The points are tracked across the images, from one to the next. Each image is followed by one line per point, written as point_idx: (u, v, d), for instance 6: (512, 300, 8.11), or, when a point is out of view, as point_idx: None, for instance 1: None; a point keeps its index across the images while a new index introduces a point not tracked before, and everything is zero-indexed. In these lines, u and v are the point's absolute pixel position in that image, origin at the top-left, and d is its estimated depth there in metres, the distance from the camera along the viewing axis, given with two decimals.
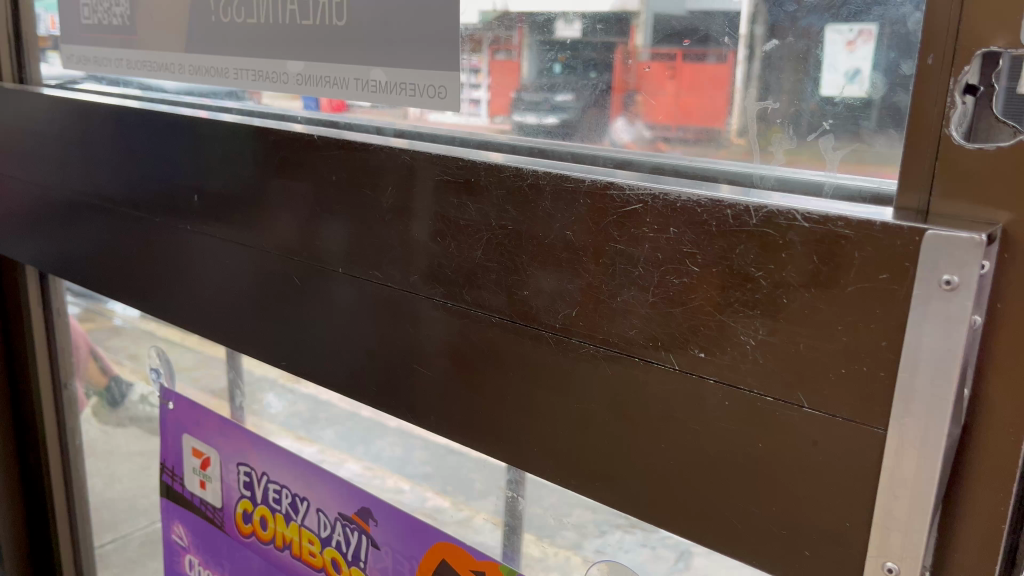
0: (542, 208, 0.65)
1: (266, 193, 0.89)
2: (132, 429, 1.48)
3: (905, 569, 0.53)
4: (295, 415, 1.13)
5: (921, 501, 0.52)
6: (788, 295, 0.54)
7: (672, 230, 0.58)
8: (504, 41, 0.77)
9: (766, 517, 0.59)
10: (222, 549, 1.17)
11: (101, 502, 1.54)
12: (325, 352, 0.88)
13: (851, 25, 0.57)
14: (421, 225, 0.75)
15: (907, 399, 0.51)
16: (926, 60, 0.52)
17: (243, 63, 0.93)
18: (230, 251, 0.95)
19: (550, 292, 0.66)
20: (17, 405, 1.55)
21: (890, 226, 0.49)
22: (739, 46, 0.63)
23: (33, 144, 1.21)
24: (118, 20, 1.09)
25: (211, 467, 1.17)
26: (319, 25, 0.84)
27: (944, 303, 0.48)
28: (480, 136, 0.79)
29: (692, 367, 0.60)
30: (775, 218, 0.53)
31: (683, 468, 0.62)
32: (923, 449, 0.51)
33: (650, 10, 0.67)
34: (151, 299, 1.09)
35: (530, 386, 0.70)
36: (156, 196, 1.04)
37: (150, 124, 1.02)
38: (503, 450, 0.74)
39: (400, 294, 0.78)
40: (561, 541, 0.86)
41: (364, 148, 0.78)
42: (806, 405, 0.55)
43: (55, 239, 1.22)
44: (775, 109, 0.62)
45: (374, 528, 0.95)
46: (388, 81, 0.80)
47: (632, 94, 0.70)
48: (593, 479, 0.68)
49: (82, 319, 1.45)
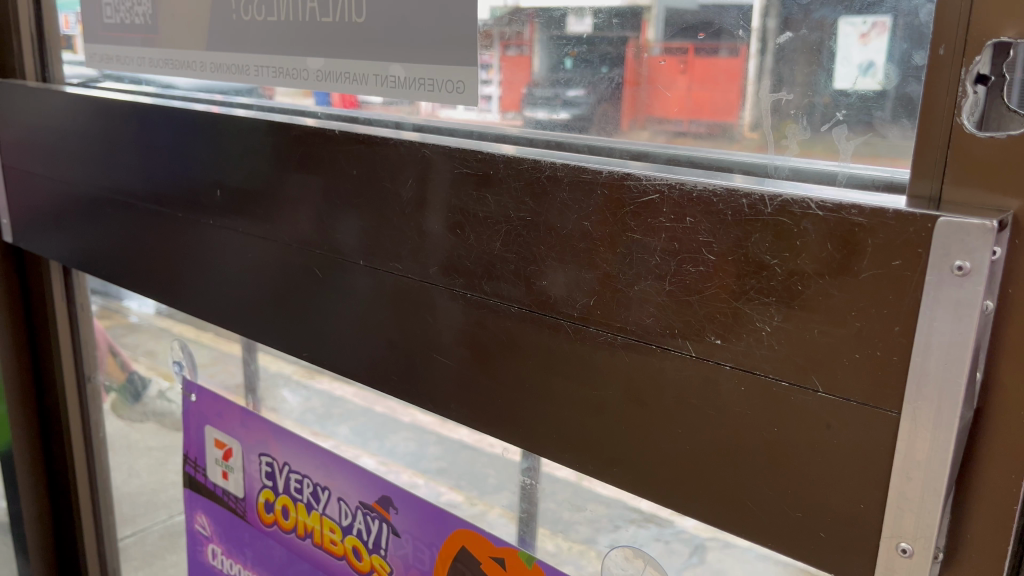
0: (560, 199, 0.67)
1: (287, 188, 0.91)
2: (149, 425, 1.49)
3: (918, 549, 0.55)
4: (309, 411, 1.15)
5: (934, 482, 0.53)
6: (803, 283, 0.55)
7: (688, 219, 0.59)
8: (515, 37, 0.78)
9: (781, 500, 0.60)
10: (244, 538, 1.20)
11: (122, 496, 1.56)
12: (345, 344, 0.90)
13: (863, 17, 0.58)
14: (440, 217, 0.76)
15: (920, 383, 0.52)
16: (937, 51, 0.52)
17: (263, 60, 0.94)
18: (252, 245, 0.97)
19: (567, 282, 0.68)
20: (40, 399, 1.58)
21: (904, 214, 0.50)
22: (752, 40, 0.64)
23: (56, 142, 1.23)
24: (139, 19, 1.11)
25: (233, 458, 1.19)
26: (338, 22, 0.86)
27: (956, 288, 0.49)
28: (494, 132, 0.81)
29: (708, 354, 0.61)
30: (789, 207, 0.54)
31: (698, 453, 0.63)
32: (936, 431, 0.52)
33: (662, 5, 0.68)
34: (174, 294, 1.12)
35: (546, 373, 0.72)
36: (178, 192, 1.06)
37: (172, 121, 1.04)
38: (522, 438, 0.76)
39: (419, 286, 0.80)
40: (574, 535, 0.87)
41: (382, 142, 0.79)
42: (820, 390, 0.56)
43: (78, 234, 1.24)
44: (788, 101, 0.63)
45: (395, 515, 0.97)
46: (406, 77, 0.81)
47: (645, 88, 0.71)
48: (610, 464, 0.69)
49: (101, 316, 1.48)
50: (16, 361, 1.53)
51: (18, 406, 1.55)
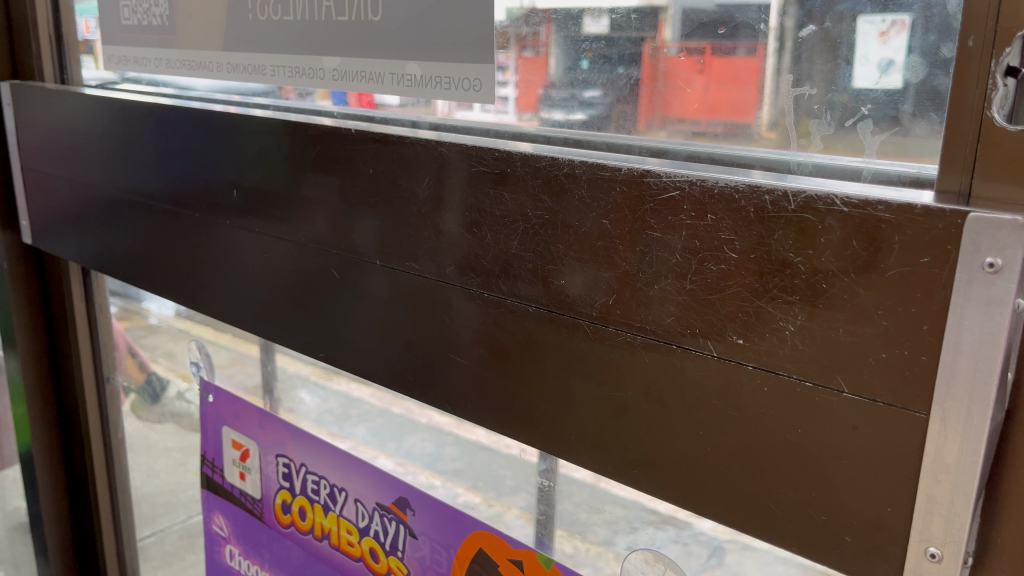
0: (578, 197, 0.66)
1: (304, 187, 0.90)
2: (168, 425, 1.50)
3: (947, 555, 0.53)
4: (327, 412, 1.14)
5: (965, 486, 0.52)
6: (827, 281, 0.54)
7: (709, 217, 0.58)
8: (531, 38, 0.77)
9: (805, 504, 0.59)
10: (262, 539, 1.19)
11: (141, 496, 1.56)
12: (361, 344, 0.89)
13: (884, 15, 0.57)
14: (456, 216, 0.76)
15: (949, 383, 0.51)
16: (967, 43, 0.51)
17: (280, 61, 0.94)
18: (269, 245, 0.97)
19: (585, 281, 0.67)
20: (60, 400, 1.58)
21: (932, 209, 0.49)
22: (770, 38, 0.63)
23: (75, 144, 1.24)
24: (156, 20, 1.11)
25: (250, 459, 1.19)
26: (354, 21, 0.85)
27: (987, 286, 0.48)
28: (511, 131, 0.80)
29: (729, 354, 0.60)
30: (813, 203, 0.53)
31: (720, 455, 0.62)
32: (966, 433, 0.51)
33: (679, 4, 0.68)
34: (191, 295, 1.12)
35: (565, 373, 0.71)
36: (195, 193, 1.06)
37: (189, 122, 1.04)
38: (540, 439, 0.75)
39: (436, 286, 0.79)
40: (591, 536, 0.86)
41: (398, 141, 0.79)
42: (845, 390, 0.55)
43: (97, 236, 1.24)
44: (810, 96, 0.62)
45: (411, 517, 0.96)
46: (423, 75, 0.81)
47: (662, 85, 0.70)
48: (629, 466, 0.68)
49: (122, 317, 1.49)
50: (36, 362, 1.53)
51: (38, 406, 1.55)
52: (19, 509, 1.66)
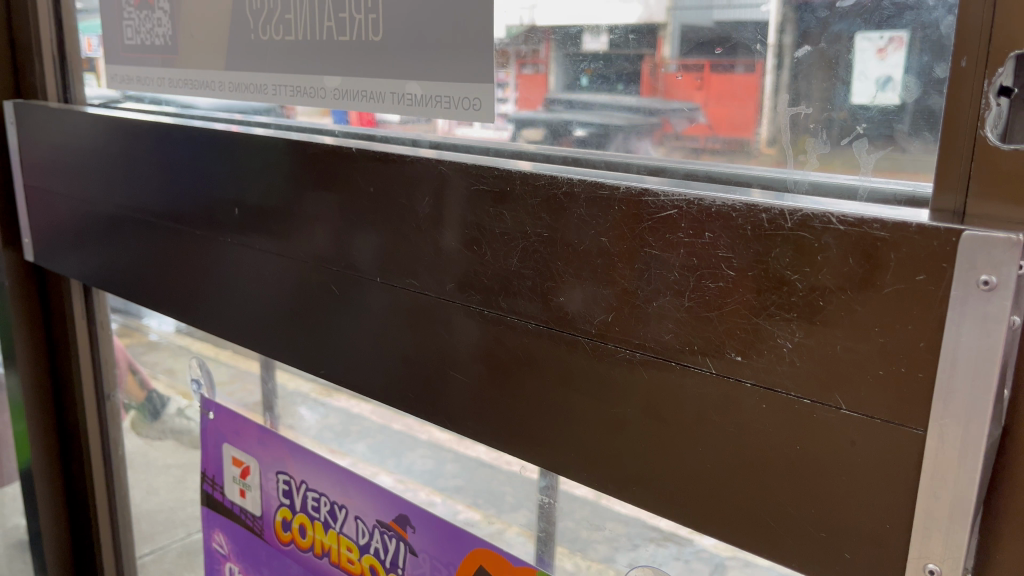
0: (577, 215, 0.66)
1: (305, 204, 0.91)
2: (168, 442, 1.49)
3: (946, 571, 0.54)
4: (327, 428, 1.14)
5: (963, 502, 0.52)
6: (824, 298, 0.54)
7: (706, 234, 0.59)
8: (531, 56, 0.78)
9: (806, 521, 0.59)
10: (263, 557, 1.19)
11: (140, 513, 1.56)
12: (361, 360, 0.90)
13: (881, 33, 0.58)
14: (455, 233, 0.76)
15: (946, 400, 0.51)
16: (960, 63, 0.52)
17: (281, 79, 0.95)
18: (270, 261, 0.98)
19: (585, 298, 0.67)
20: (60, 416, 1.58)
21: (927, 228, 0.49)
22: (768, 57, 0.64)
23: (77, 161, 1.24)
24: (159, 40, 1.12)
25: (250, 475, 1.19)
26: (355, 41, 0.86)
27: (982, 303, 0.49)
28: (510, 149, 0.80)
29: (728, 371, 0.60)
30: (809, 221, 0.54)
31: (720, 471, 0.62)
32: (963, 449, 0.51)
33: (678, 22, 0.68)
34: (192, 311, 1.12)
35: (564, 389, 0.71)
36: (196, 210, 1.07)
37: (191, 140, 1.05)
38: (540, 454, 0.75)
39: (435, 302, 0.80)
40: (592, 553, 0.87)
41: (399, 160, 0.80)
42: (843, 407, 0.55)
43: (98, 252, 1.25)
44: (807, 115, 0.63)
45: (411, 535, 0.96)
46: (423, 94, 0.81)
47: (660, 102, 0.71)
48: (629, 483, 0.68)
49: (122, 334, 1.49)
50: (36, 379, 1.53)
51: (38, 425, 1.55)
52: (17, 527, 1.65)
